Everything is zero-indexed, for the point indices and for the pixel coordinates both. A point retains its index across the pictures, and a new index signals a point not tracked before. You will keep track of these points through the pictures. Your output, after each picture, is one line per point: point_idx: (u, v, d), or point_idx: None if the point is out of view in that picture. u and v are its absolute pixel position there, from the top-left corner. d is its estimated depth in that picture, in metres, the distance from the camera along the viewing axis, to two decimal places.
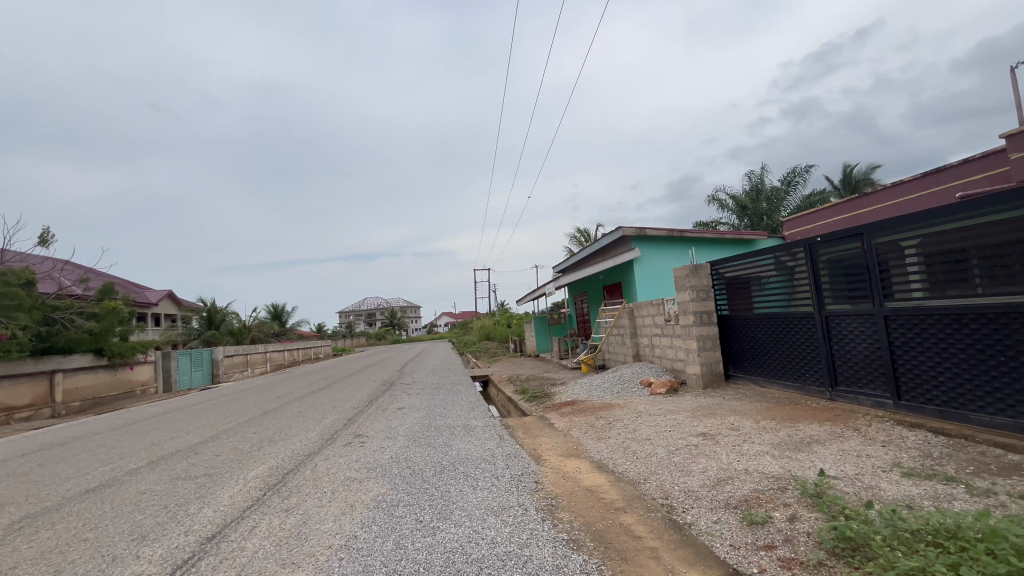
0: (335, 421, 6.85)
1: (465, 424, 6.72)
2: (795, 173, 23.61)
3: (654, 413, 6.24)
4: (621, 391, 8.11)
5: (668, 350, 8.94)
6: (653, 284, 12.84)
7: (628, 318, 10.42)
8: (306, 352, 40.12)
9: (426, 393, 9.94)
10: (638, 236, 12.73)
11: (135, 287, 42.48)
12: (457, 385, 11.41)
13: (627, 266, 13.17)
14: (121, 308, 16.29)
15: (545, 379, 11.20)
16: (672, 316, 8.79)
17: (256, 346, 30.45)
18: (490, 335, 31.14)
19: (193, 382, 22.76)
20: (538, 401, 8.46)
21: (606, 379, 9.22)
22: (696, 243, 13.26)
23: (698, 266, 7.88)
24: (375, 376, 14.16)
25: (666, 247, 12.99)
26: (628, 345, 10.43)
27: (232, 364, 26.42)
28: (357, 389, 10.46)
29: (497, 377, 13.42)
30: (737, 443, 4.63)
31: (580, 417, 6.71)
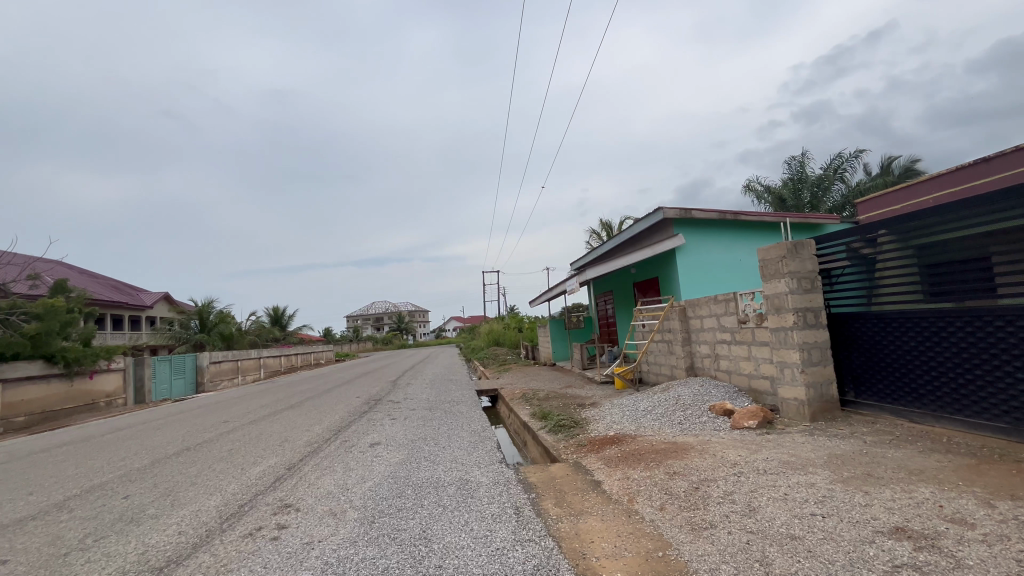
0: (265, 472, 4.55)
1: (462, 480, 4.37)
2: (842, 159, 21.05)
3: (766, 469, 3.88)
4: (687, 423, 5.72)
5: (743, 364, 6.56)
6: (699, 280, 10.49)
7: (680, 320, 8.06)
8: (305, 358, 38.06)
9: (416, 418, 7.61)
10: (682, 218, 10.34)
11: (130, 288, 40.99)
12: (458, 405, 9.05)
13: (667, 256, 10.78)
14: (62, 306, 14.23)
15: (569, 398, 8.84)
16: (750, 316, 6.41)
17: (249, 351, 28.41)
18: (500, 340, 28.77)
19: (173, 391, 20.72)
20: (568, 434, 6.12)
21: (657, 402, 6.85)
22: (751, 230, 10.87)
23: (799, 243, 5.48)
24: (364, 389, 11.90)
25: (715, 234, 10.63)
26: (680, 355, 8.06)
27: (220, 372, 24.36)
28: (330, 411, 8.15)
29: (508, 392, 11.09)
30: (1004, 565, 2.30)
31: (641, 468, 4.35)
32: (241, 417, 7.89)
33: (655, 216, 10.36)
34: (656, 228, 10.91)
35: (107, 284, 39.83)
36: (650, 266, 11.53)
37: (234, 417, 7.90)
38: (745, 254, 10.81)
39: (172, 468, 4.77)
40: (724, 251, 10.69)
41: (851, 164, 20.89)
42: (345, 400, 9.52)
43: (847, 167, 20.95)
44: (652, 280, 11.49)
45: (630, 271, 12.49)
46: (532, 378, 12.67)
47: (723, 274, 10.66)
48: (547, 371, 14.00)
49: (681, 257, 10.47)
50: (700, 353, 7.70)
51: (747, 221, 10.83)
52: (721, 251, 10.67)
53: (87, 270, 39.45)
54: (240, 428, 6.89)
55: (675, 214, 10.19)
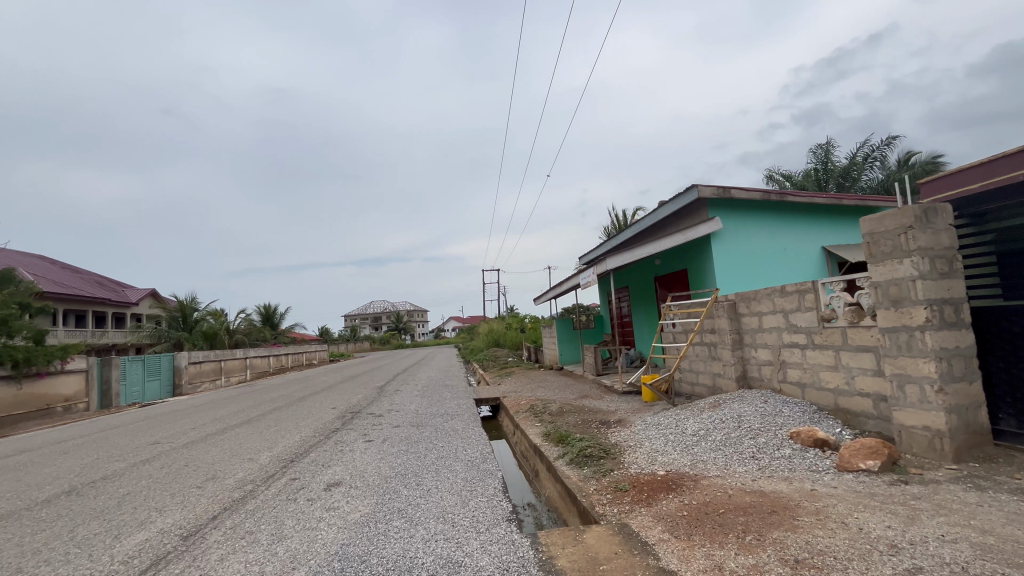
0: (144, 547, 2.92)
1: (450, 564, 2.76)
2: (872, 146, 19.42)
3: (962, 566, 2.31)
4: (767, 459, 4.13)
5: (827, 375, 4.97)
6: (738, 272, 8.91)
7: (729, 319, 6.47)
8: (297, 358, 36.47)
9: (399, 439, 6.01)
10: (719, 198, 8.77)
11: (115, 284, 39.53)
12: (452, 421, 7.44)
13: (699, 243, 9.21)
14: None
15: (588, 412, 7.27)
16: (839, 313, 4.80)
17: (234, 350, 26.81)
18: (500, 341, 27.17)
19: (146, 394, 19.16)
20: (597, 470, 4.55)
21: (709, 424, 5.26)
22: (799, 213, 9.25)
23: (930, 209, 3.89)
24: (347, 396, 10.32)
25: (755, 218, 9.04)
26: (729, 362, 6.49)
27: (201, 373, 22.77)
28: (292, 428, 6.53)
29: (513, 402, 9.51)
30: None
31: (733, 545, 2.77)
32: (179, 436, 6.29)
33: (689, 195, 8.75)
34: (688, 211, 9.30)
35: (90, 280, 38.23)
36: (677, 256, 9.97)
37: (170, 436, 6.29)
38: (791, 242, 9.19)
39: (10, 536, 3.16)
40: (768, 238, 9.09)
41: (883, 152, 19.28)
42: (318, 412, 7.94)
43: (878, 155, 19.34)
44: (679, 273, 9.94)
45: (653, 263, 10.92)
46: (539, 385, 11.08)
47: (766, 265, 9.06)
48: (556, 377, 12.41)
49: (716, 244, 8.88)
50: (757, 360, 6.13)
51: (793, 203, 9.20)
52: (763, 238, 9.07)
53: (71, 265, 37.91)
54: (165, 454, 5.28)
55: (711, 193, 8.63)
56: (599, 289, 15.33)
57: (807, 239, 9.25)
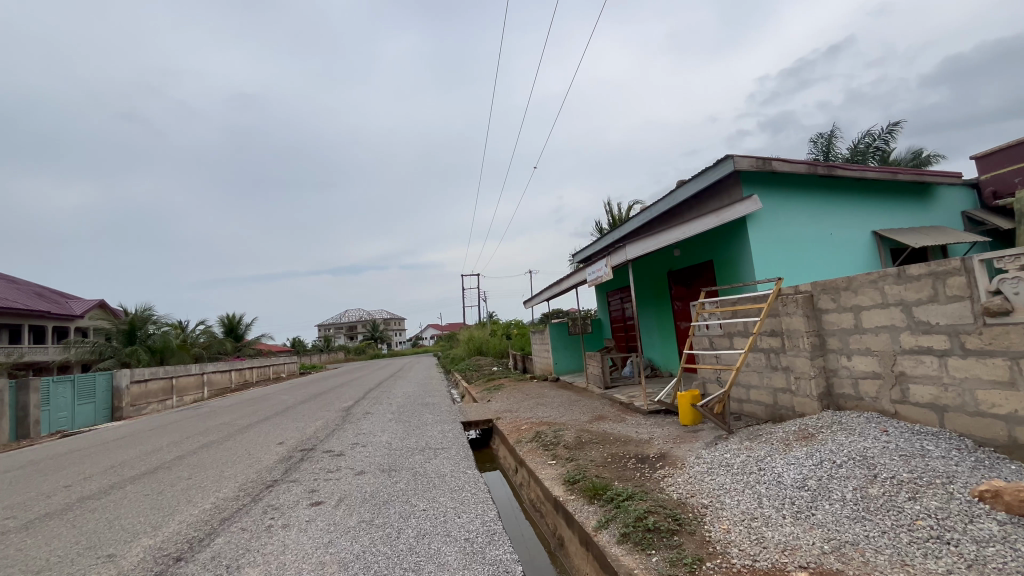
0: None
1: None
2: (874, 137, 18.45)
3: None
4: (970, 543, 2.49)
5: (993, 397, 3.39)
6: (781, 260, 7.38)
7: (805, 317, 4.87)
8: (263, 371, 33.79)
9: (361, 500, 4.15)
10: (758, 171, 7.25)
11: (59, 295, 36.09)
12: (436, 459, 5.62)
13: (732, 228, 7.67)
14: None
15: (614, 442, 5.56)
16: (1019, 303, 3.23)
17: (188, 366, 24.22)
18: (483, 349, 25.32)
19: (76, 420, 16.65)
20: (677, 561, 2.82)
21: (816, 468, 3.61)
22: (847, 192, 7.81)
23: None
24: (306, 423, 8.33)
25: (796, 196, 7.55)
26: (805, 375, 4.89)
27: (147, 393, 20.23)
28: (207, 484, 4.61)
29: (510, 426, 7.74)
30: None
31: None
32: (32, 505, 4.29)
33: (725, 167, 7.16)
34: (721, 189, 7.70)
35: (29, 291, 34.78)
36: (700, 245, 8.44)
37: (17, 506, 4.27)
38: (837, 225, 7.72)
39: None
40: (812, 221, 7.62)
41: (884, 143, 18.37)
42: (259, 451, 5.98)
43: (880, 145, 18.39)
44: (705, 265, 8.41)
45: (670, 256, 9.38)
46: (536, 403, 9.34)
47: (811, 254, 7.55)
48: (554, 391, 10.70)
49: (754, 228, 7.35)
50: (851, 372, 4.53)
51: (838, 179, 7.75)
52: (807, 220, 7.58)
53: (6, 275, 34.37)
54: None
55: (749, 166, 7.09)
56: (598, 289, 13.76)
57: (856, 222, 7.80)
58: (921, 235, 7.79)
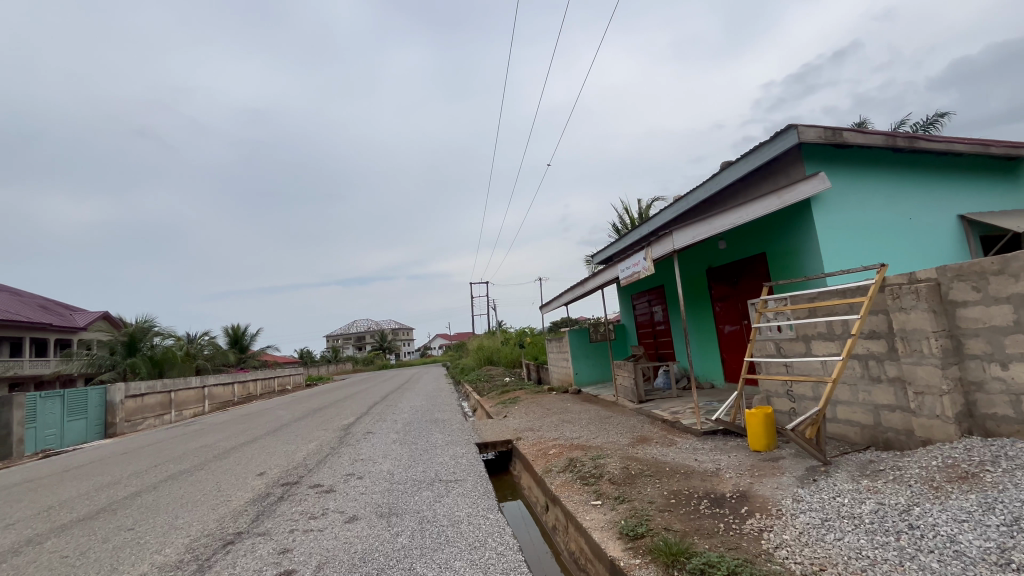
0: None
1: None
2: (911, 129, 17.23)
3: None
4: None
5: None
6: (854, 250, 6.21)
7: (932, 313, 3.72)
8: (268, 383, 32.86)
9: (348, 568, 3.02)
10: (827, 145, 6.13)
11: (63, 307, 35.51)
12: (450, 498, 4.48)
13: (793, 214, 6.52)
14: None
15: (672, 475, 4.42)
16: None
17: (188, 378, 23.30)
18: (494, 359, 24.14)
19: (64, 437, 15.72)
20: None
21: (1013, 532, 2.44)
22: (927, 170, 6.65)
23: None
24: (299, 444, 7.25)
25: (871, 173, 6.41)
26: (932, 390, 3.72)
27: (144, 408, 19.27)
28: (150, 542, 3.48)
29: (535, 448, 6.59)
30: None
31: None
32: None
33: (786, 140, 6.09)
34: (778, 168, 6.63)
35: (32, 303, 34.25)
36: (750, 235, 7.33)
37: None
38: (918, 209, 6.54)
39: None
40: (888, 205, 6.45)
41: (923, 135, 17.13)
42: (231, 487, 4.86)
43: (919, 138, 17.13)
44: (755, 258, 7.28)
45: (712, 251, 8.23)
46: (560, 419, 8.19)
47: (890, 243, 6.37)
48: (578, 405, 9.54)
49: (822, 212, 6.20)
50: (1008, 386, 3.37)
51: (918, 153, 6.61)
52: (882, 202, 6.43)
53: (8, 286, 33.83)
54: None
55: (817, 137, 5.97)
56: (624, 292, 12.65)
57: (939, 206, 6.62)
58: (1019, 219, 6.60)
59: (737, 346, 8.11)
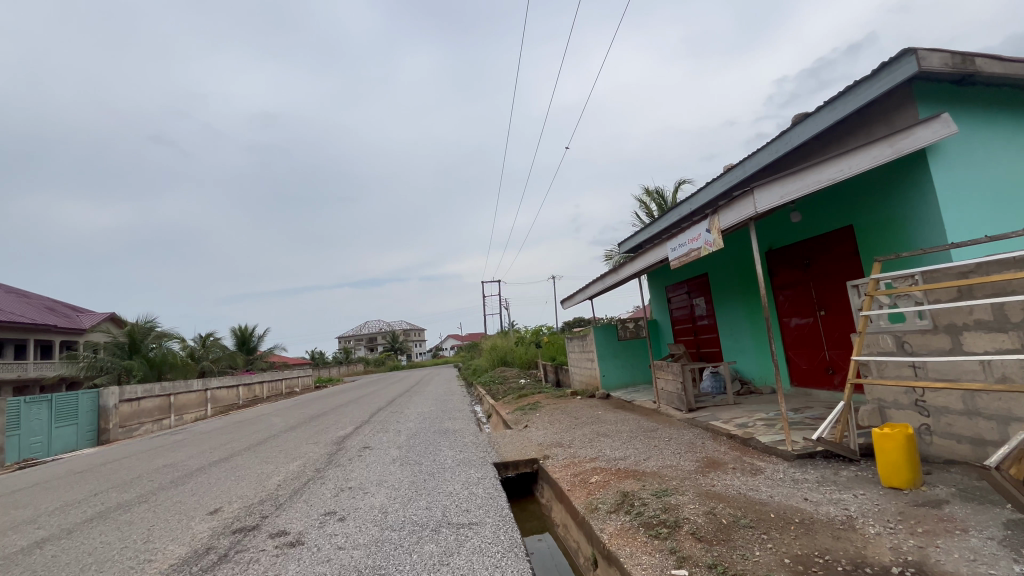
0: None
1: None
2: None
3: None
4: None
5: None
6: (986, 215, 4.78)
7: None
8: (275, 386, 31.96)
9: None
10: (949, 77, 4.72)
11: (70, 308, 35.12)
12: (462, 559, 3.12)
13: (898, 171, 5.09)
14: None
15: (784, 527, 3.04)
16: None
17: (190, 381, 22.34)
18: (507, 360, 22.78)
19: (52, 445, 14.76)
20: None
21: None
22: None
23: None
24: (278, 464, 5.95)
25: (1003, 117, 4.99)
26: None
27: (140, 412, 18.29)
28: None
29: (568, 472, 5.23)
30: None
31: None
32: None
33: (900, 71, 4.65)
34: (878, 114, 5.20)
35: (39, 305, 33.75)
36: (831, 204, 5.93)
37: None
38: None
39: None
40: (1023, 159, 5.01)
41: None
42: (163, 536, 3.56)
43: None
44: (838, 232, 5.89)
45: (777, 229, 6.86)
46: (593, 431, 6.83)
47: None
48: (611, 414, 8.15)
49: (943, 166, 4.77)
50: None
51: None
52: (1016, 154, 4.98)
53: (15, 287, 33.34)
54: None
55: (942, 65, 4.52)
56: (657, 283, 11.26)
57: None
58: None
59: (809, 342, 6.69)
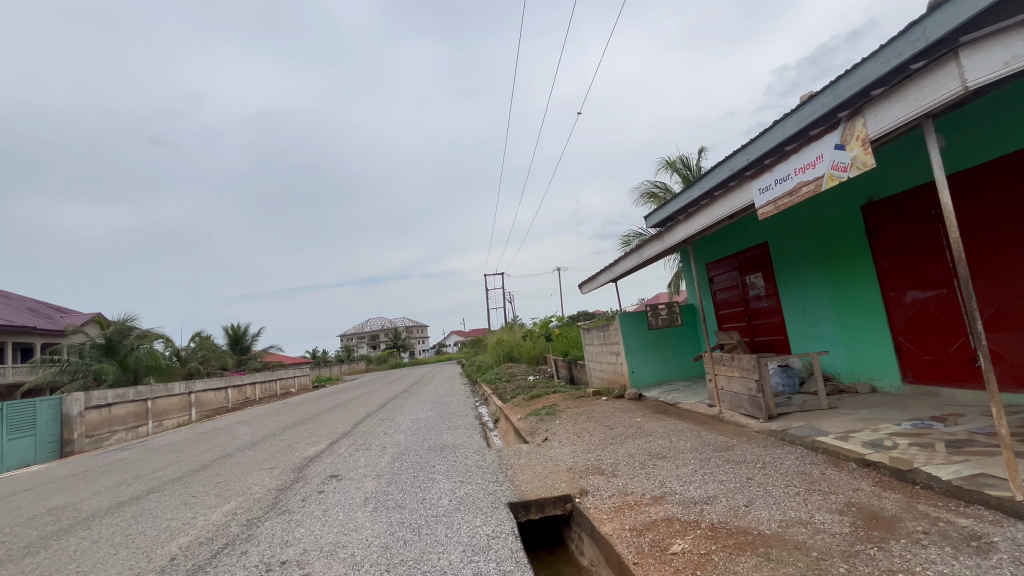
0: None
1: None
2: None
3: None
4: None
5: None
6: None
7: None
8: (269, 387, 30.35)
9: None
10: None
11: (55, 309, 33.61)
12: None
13: None
14: None
15: None
16: None
17: (171, 384, 20.68)
18: (514, 355, 21.08)
19: (4, 459, 13.10)
20: None
21: None
22: None
23: None
24: (199, 510, 4.14)
25: None
26: None
27: (111, 420, 16.61)
28: None
29: (624, 521, 3.44)
30: None
31: None
32: None
33: None
34: None
35: (20, 306, 32.17)
36: (992, 122, 4.21)
37: None
38: None
39: None
40: None
41: None
42: None
43: None
44: (1002, 161, 4.16)
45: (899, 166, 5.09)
46: (641, 449, 5.04)
47: None
48: (655, 422, 6.36)
49: None
50: None
51: None
52: None
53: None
54: None
55: None
56: (696, 261, 9.47)
57: None
58: None
59: (936, 324, 4.91)
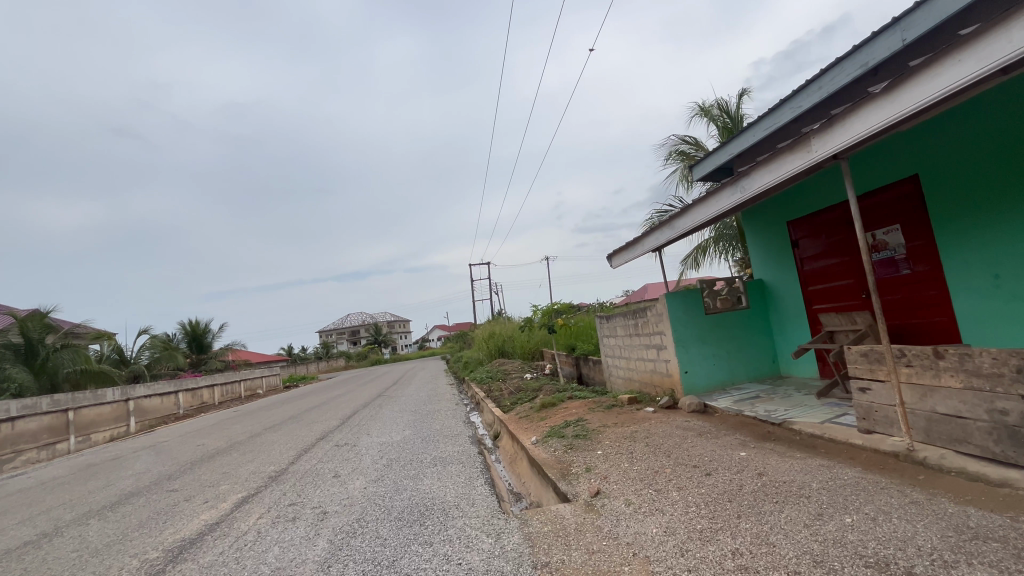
0: None
1: None
2: None
3: None
4: None
5: None
6: None
7: None
8: (231, 389, 27.20)
9: None
10: None
11: None
12: None
13: None
14: None
15: None
16: None
17: (103, 390, 17.44)
18: (506, 349, 18.52)
19: None
20: None
21: None
22: None
23: None
24: None
25: None
26: None
27: (16, 437, 13.48)
28: None
29: None
30: None
31: None
32: None
33: None
34: None
35: None
36: None
37: None
38: None
39: None
40: None
41: None
42: None
43: None
44: None
45: None
46: (829, 542, 2.48)
47: None
48: (779, 462, 3.82)
49: None
50: None
51: None
52: None
53: None
54: None
55: None
56: (772, 220, 7.03)
57: None
58: None
59: None
